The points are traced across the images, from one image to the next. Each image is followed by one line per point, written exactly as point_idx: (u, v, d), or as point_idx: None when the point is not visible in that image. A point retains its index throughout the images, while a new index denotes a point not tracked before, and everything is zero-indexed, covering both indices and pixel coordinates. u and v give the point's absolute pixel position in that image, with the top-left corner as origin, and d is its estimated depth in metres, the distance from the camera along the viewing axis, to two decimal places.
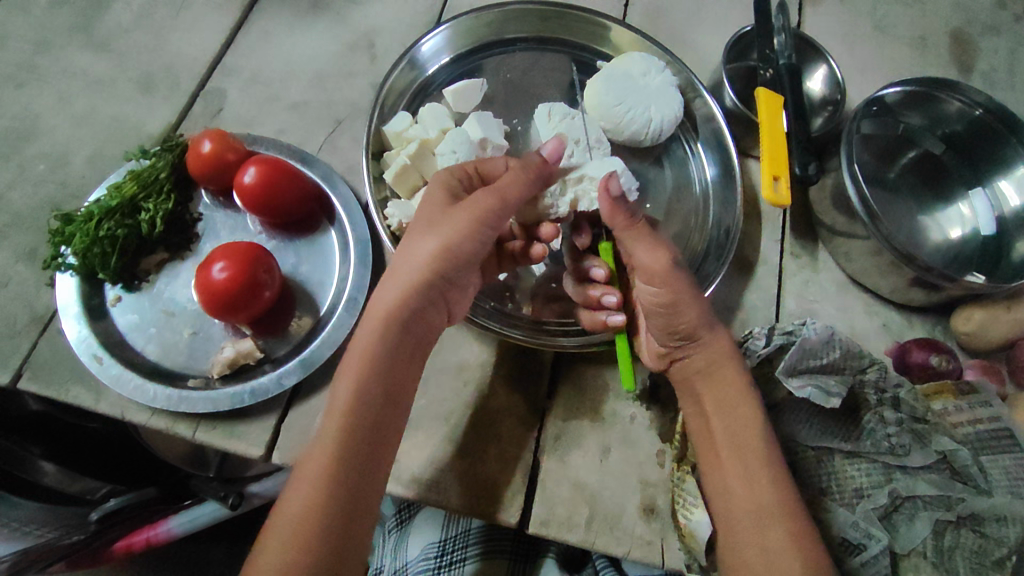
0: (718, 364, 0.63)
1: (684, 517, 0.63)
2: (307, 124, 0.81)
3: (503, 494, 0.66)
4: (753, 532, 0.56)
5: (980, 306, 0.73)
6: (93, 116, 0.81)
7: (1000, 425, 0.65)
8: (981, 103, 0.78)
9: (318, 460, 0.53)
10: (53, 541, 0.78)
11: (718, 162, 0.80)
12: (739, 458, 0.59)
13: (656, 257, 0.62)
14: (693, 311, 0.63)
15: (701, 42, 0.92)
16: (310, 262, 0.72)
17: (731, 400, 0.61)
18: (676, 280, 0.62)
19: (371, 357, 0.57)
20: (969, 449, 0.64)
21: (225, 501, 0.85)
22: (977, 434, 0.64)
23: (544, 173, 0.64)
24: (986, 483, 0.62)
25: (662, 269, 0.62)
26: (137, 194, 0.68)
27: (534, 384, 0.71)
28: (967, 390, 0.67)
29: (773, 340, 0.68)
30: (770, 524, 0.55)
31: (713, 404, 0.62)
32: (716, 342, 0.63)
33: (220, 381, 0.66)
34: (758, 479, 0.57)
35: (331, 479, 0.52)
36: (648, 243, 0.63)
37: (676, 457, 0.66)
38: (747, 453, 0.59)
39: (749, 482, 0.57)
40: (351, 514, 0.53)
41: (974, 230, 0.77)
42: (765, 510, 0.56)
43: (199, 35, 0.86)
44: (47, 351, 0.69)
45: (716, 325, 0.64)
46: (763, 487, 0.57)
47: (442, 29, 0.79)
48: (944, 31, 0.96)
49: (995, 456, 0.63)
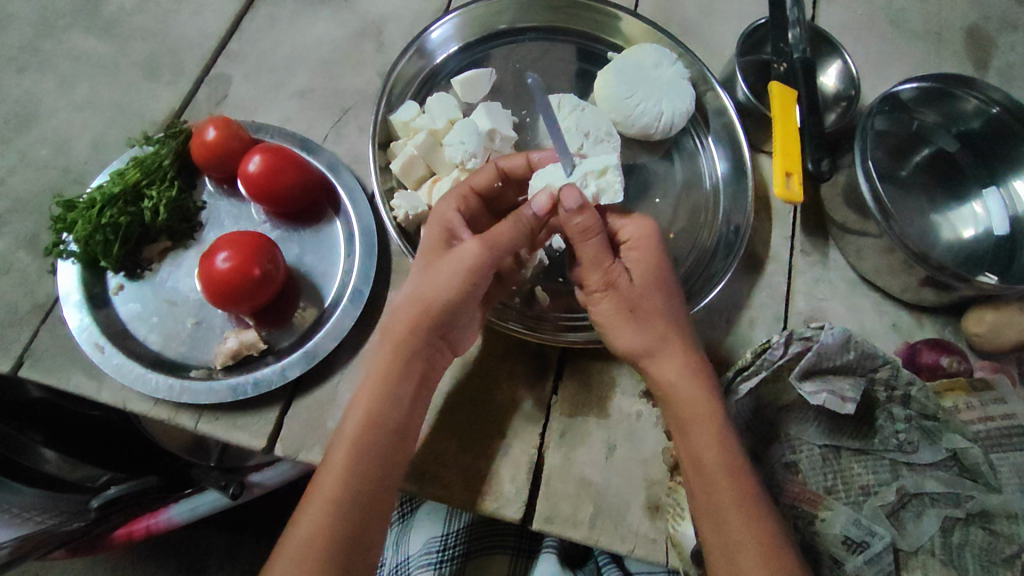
0: (679, 387, 0.59)
1: (674, 527, 0.63)
2: (313, 112, 0.80)
3: (507, 490, 0.65)
4: (728, 559, 0.53)
5: (992, 307, 0.72)
6: (97, 101, 0.80)
7: (1013, 423, 0.63)
8: (998, 101, 0.76)
9: (326, 491, 0.54)
10: (53, 527, 0.76)
11: (728, 156, 0.79)
12: (704, 482, 0.56)
13: (594, 275, 0.61)
14: (631, 335, 0.60)
15: (714, 34, 0.90)
16: (315, 253, 0.71)
17: (699, 425, 0.57)
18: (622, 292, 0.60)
19: (381, 396, 0.58)
20: (980, 446, 0.62)
21: (225, 490, 0.84)
22: (987, 431, 0.63)
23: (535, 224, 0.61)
24: (995, 480, 0.61)
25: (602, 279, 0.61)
26: (140, 181, 0.67)
27: (541, 380, 0.70)
28: (981, 387, 0.65)
29: (791, 349, 0.64)
30: (745, 555, 0.52)
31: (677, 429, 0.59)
32: (671, 362, 0.60)
33: (223, 372, 0.66)
34: (726, 501, 0.55)
35: (337, 509, 0.54)
36: (591, 264, 0.60)
37: (675, 464, 0.66)
38: (712, 477, 0.56)
39: (716, 506, 0.55)
40: (355, 545, 0.54)
41: (987, 230, 0.76)
42: (734, 542, 0.53)
43: (205, 21, 0.84)
44: (49, 339, 0.68)
45: (671, 343, 0.60)
46: (731, 515, 0.54)
47: (450, 18, 0.78)
48: (960, 27, 0.94)
49: (1006, 453, 0.62)
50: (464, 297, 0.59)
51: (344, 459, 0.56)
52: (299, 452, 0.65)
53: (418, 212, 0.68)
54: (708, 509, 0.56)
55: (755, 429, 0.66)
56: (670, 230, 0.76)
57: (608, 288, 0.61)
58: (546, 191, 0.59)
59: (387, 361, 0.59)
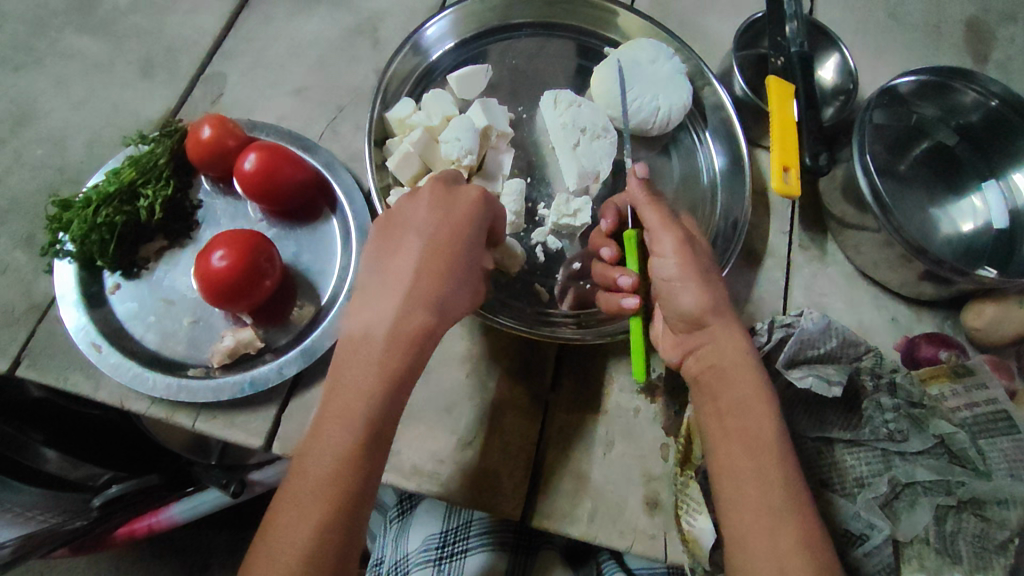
0: (731, 363, 0.58)
1: (687, 523, 0.61)
2: (309, 110, 0.80)
3: (506, 486, 0.65)
4: (766, 538, 0.51)
5: (992, 301, 0.72)
6: (92, 100, 0.80)
7: (997, 407, 0.63)
8: (997, 94, 0.75)
9: (328, 490, 0.48)
10: (54, 527, 0.78)
11: (726, 151, 0.78)
12: (751, 457, 0.54)
13: (667, 235, 0.61)
14: (705, 290, 0.59)
15: (711, 28, 0.90)
16: (311, 251, 0.71)
17: (751, 400, 0.56)
18: (689, 252, 0.60)
19: (385, 386, 0.51)
20: (966, 432, 0.63)
21: (227, 488, 0.85)
22: (974, 417, 0.63)
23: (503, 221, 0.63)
24: (984, 464, 0.61)
25: (677, 238, 0.60)
26: (136, 180, 0.66)
27: (538, 376, 0.70)
28: (963, 372, 0.65)
29: (774, 335, 0.66)
30: (784, 533, 0.51)
31: (728, 406, 0.57)
32: (731, 332, 0.59)
33: (220, 370, 0.66)
34: (768, 479, 0.53)
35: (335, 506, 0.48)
36: (665, 222, 0.61)
37: (681, 461, 0.64)
38: (759, 454, 0.54)
39: (762, 480, 0.53)
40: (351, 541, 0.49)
41: (986, 223, 0.76)
42: (779, 512, 0.52)
43: (200, 19, 0.84)
44: (45, 339, 0.68)
45: (731, 316, 0.60)
46: (777, 493, 0.52)
47: (446, 14, 0.77)
48: (960, 19, 0.94)
49: (994, 439, 0.62)
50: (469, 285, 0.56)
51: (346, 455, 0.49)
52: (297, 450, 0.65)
53: None
54: (752, 481, 0.53)
55: None
56: None
57: (687, 243, 0.60)
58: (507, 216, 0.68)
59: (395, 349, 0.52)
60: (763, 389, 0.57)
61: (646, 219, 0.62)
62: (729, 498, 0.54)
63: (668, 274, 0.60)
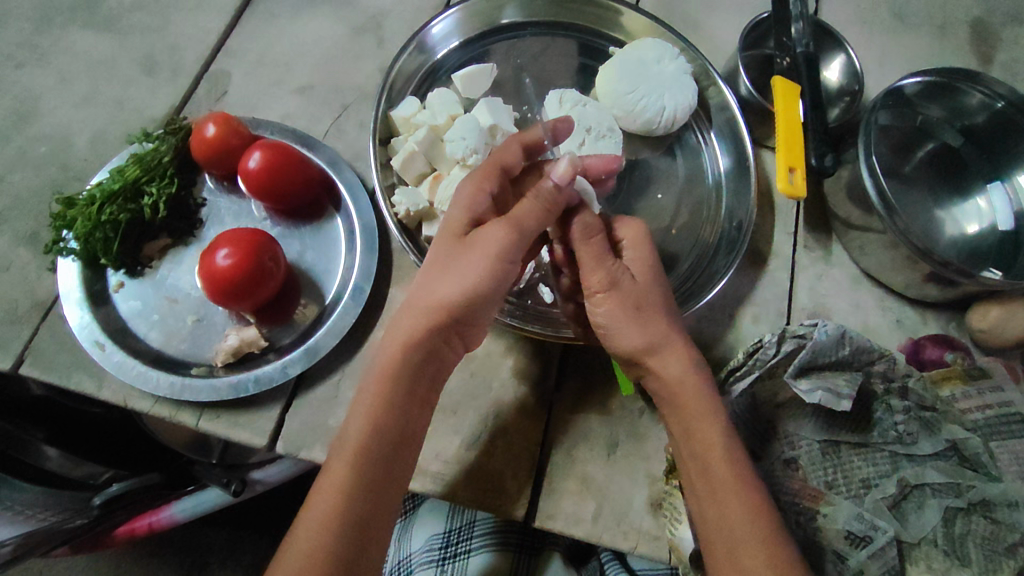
0: (681, 386, 0.57)
1: (671, 532, 0.62)
2: (313, 109, 0.80)
3: (510, 486, 0.65)
4: (730, 560, 0.51)
5: (997, 304, 0.71)
6: (95, 97, 0.79)
7: (1011, 410, 0.64)
8: (1003, 95, 0.75)
9: (335, 494, 0.51)
10: (55, 525, 0.79)
11: (731, 152, 0.78)
12: (706, 478, 0.54)
13: (597, 275, 0.59)
14: (638, 331, 0.58)
15: (716, 28, 0.90)
16: (316, 250, 0.71)
17: (703, 420, 0.56)
18: (623, 299, 0.58)
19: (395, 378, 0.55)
20: (978, 436, 0.63)
21: (229, 487, 0.84)
22: (986, 419, 0.64)
23: (558, 202, 0.57)
24: (996, 469, 0.62)
25: (604, 288, 0.58)
26: (140, 177, 0.66)
27: (543, 377, 0.70)
28: (977, 375, 0.66)
29: (784, 347, 0.65)
30: (749, 555, 0.51)
31: (680, 426, 0.57)
32: (674, 362, 0.57)
33: (224, 369, 0.65)
34: (729, 498, 0.53)
35: (343, 511, 0.51)
36: (594, 264, 0.59)
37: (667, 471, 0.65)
38: (715, 472, 0.54)
39: (720, 499, 0.53)
40: (362, 545, 0.51)
41: (991, 225, 0.76)
42: (739, 536, 0.52)
43: (205, 16, 0.84)
44: (48, 337, 0.68)
45: (672, 340, 0.58)
46: (736, 509, 0.53)
47: (451, 12, 0.77)
48: (964, 21, 0.94)
49: (1004, 441, 0.63)
50: (480, 293, 0.56)
51: (354, 460, 0.52)
52: (301, 450, 0.65)
53: (419, 209, 0.68)
54: (709, 506, 0.54)
55: (756, 428, 0.66)
56: (672, 226, 0.76)
57: (611, 286, 0.58)
58: (568, 158, 0.57)
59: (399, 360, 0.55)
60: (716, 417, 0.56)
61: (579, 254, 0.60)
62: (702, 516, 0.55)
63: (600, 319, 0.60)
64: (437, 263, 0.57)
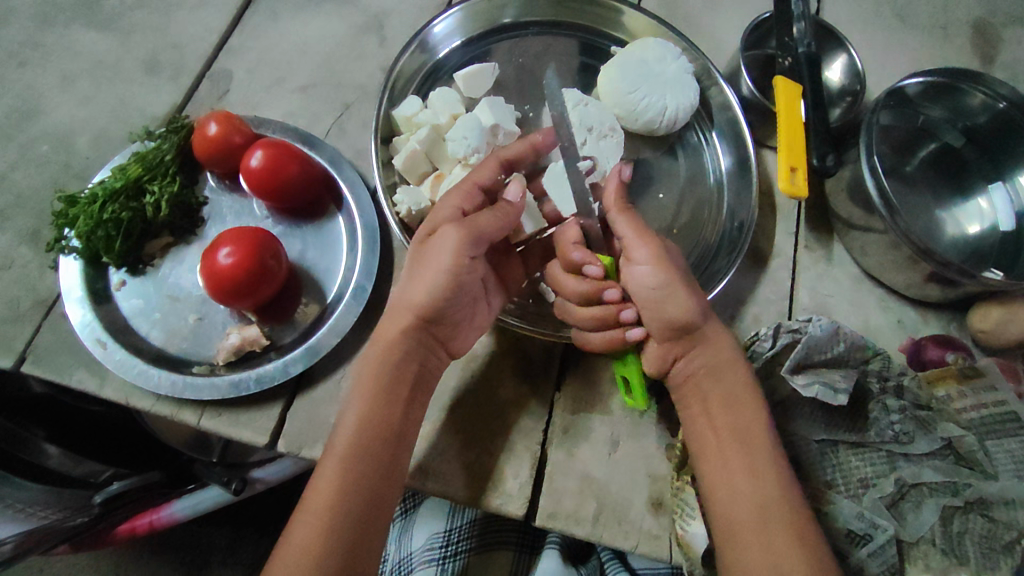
0: (724, 364, 0.61)
1: (681, 528, 0.62)
2: (315, 107, 0.80)
3: (511, 485, 0.65)
4: (758, 530, 0.54)
5: (998, 304, 0.71)
6: (97, 96, 0.79)
7: (1005, 409, 0.63)
8: (1005, 96, 0.75)
9: (325, 493, 0.53)
10: (57, 523, 0.77)
11: (732, 152, 0.78)
12: (743, 452, 0.57)
13: (647, 244, 0.61)
14: (681, 304, 0.60)
15: (717, 28, 0.90)
16: (317, 249, 0.71)
17: (739, 400, 0.60)
18: (671, 264, 0.61)
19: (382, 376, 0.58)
20: (974, 434, 0.63)
21: (229, 486, 0.83)
22: (980, 419, 0.63)
23: (512, 217, 0.63)
24: (991, 466, 0.62)
25: (655, 252, 0.61)
26: (142, 176, 0.66)
27: (544, 377, 0.70)
28: (970, 375, 0.65)
29: (780, 340, 0.67)
30: (776, 525, 0.54)
31: (717, 402, 0.60)
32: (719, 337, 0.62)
33: (225, 368, 0.65)
34: (762, 469, 0.56)
35: (333, 513, 0.52)
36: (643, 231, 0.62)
37: (677, 466, 0.65)
38: (750, 446, 0.58)
39: (753, 473, 0.56)
40: (365, 529, 0.53)
41: (992, 226, 0.76)
42: (772, 510, 0.55)
43: (207, 15, 0.84)
44: (50, 336, 0.68)
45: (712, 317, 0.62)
46: (769, 478, 0.56)
47: (453, 12, 0.77)
48: (966, 21, 0.93)
49: (999, 440, 0.62)
50: (448, 298, 0.59)
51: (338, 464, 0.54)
52: (302, 449, 0.65)
53: (420, 208, 0.68)
54: (742, 480, 0.56)
55: None
56: (673, 226, 0.76)
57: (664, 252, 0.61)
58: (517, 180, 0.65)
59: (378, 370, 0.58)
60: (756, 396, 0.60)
61: (620, 227, 0.63)
62: (728, 491, 0.56)
63: (652, 287, 0.60)
64: (411, 279, 0.60)
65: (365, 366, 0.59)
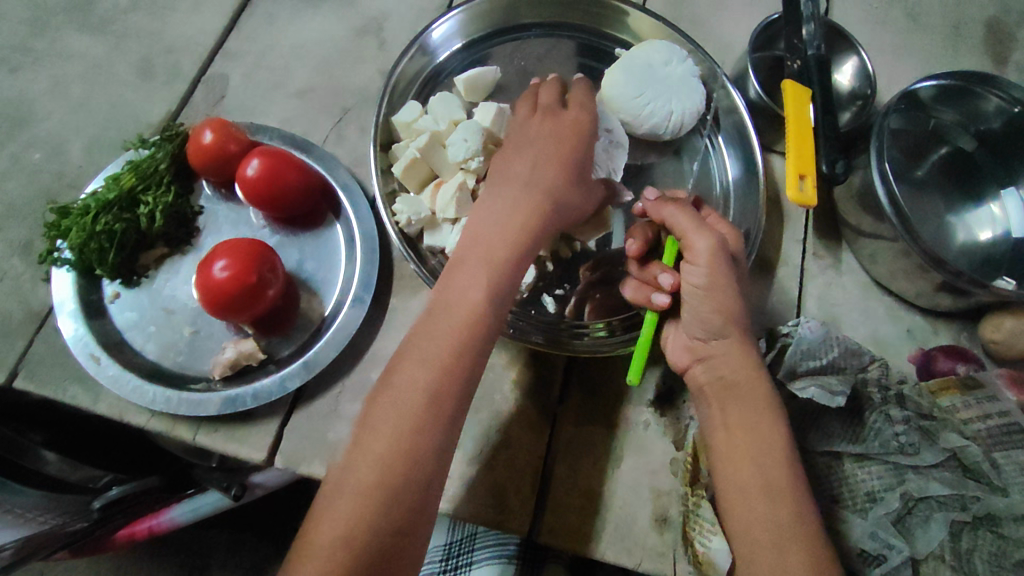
0: (744, 376, 0.58)
1: (701, 545, 0.60)
2: (312, 113, 0.78)
3: (512, 501, 0.64)
4: (773, 558, 0.50)
5: (1011, 314, 0.70)
6: (90, 102, 0.78)
7: (1010, 420, 0.63)
8: (1019, 100, 0.73)
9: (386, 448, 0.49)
10: (57, 526, 0.74)
11: (739, 157, 0.76)
12: (759, 476, 0.53)
13: (704, 237, 0.58)
14: (726, 301, 0.58)
15: (724, 30, 0.88)
16: (315, 259, 0.70)
17: (762, 422, 0.56)
18: (722, 265, 0.58)
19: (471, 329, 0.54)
20: (979, 446, 0.61)
21: (229, 491, 0.82)
22: (988, 430, 0.62)
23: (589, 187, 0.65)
24: (999, 479, 0.60)
25: (711, 249, 0.58)
26: (135, 186, 0.65)
27: (546, 390, 0.69)
28: (973, 386, 0.65)
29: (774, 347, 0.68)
30: (794, 550, 0.50)
31: (737, 420, 0.56)
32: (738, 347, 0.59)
33: (222, 383, 0.64)
34: (780, 494, 0.52)
35: (374, 495, 0.48)
36: (697, 226, 0.59)
37: (689, 481, 0.64)
38: (768, 471, 0.53)
39: (770, 497, 0.52)
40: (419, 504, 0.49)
41: (1005, 232, 0.74)
42: (785, 533, 0.51)
43: (202, 18, 0.82)
44: (43, 350, 0.67)
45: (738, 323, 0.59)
46: (785, 499, 0.52)
47: (454, 14, 0.75)
48: (979, 21, 0.91)
49: (1009, 452, 0.61)
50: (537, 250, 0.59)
51: (397, 437, 0.49)
52: (300, 465, 0.64)
53: (421, 218, 0.67)
54: (761, 504, 0.52)
55: None
56: None
57: (720, 248, 0.58)
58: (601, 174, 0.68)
59: (444, 348, 0.52)
60: (775, 412, 0.56)
61: (676, 222, 0.61)
62: (739, 519, 0.53)
63: (696, 283, 0.58)
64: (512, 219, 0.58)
65: (448, 314, 0.55)
